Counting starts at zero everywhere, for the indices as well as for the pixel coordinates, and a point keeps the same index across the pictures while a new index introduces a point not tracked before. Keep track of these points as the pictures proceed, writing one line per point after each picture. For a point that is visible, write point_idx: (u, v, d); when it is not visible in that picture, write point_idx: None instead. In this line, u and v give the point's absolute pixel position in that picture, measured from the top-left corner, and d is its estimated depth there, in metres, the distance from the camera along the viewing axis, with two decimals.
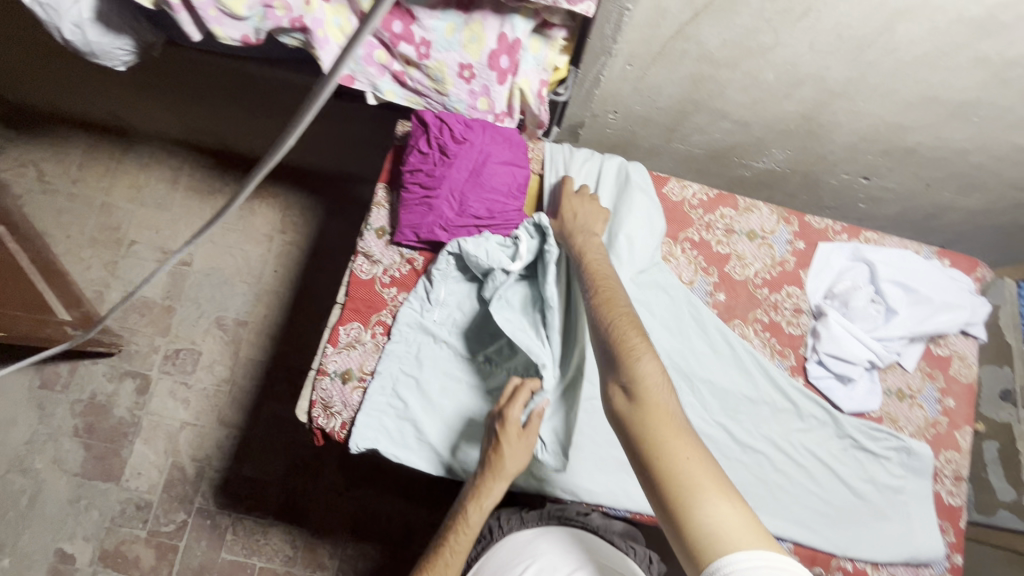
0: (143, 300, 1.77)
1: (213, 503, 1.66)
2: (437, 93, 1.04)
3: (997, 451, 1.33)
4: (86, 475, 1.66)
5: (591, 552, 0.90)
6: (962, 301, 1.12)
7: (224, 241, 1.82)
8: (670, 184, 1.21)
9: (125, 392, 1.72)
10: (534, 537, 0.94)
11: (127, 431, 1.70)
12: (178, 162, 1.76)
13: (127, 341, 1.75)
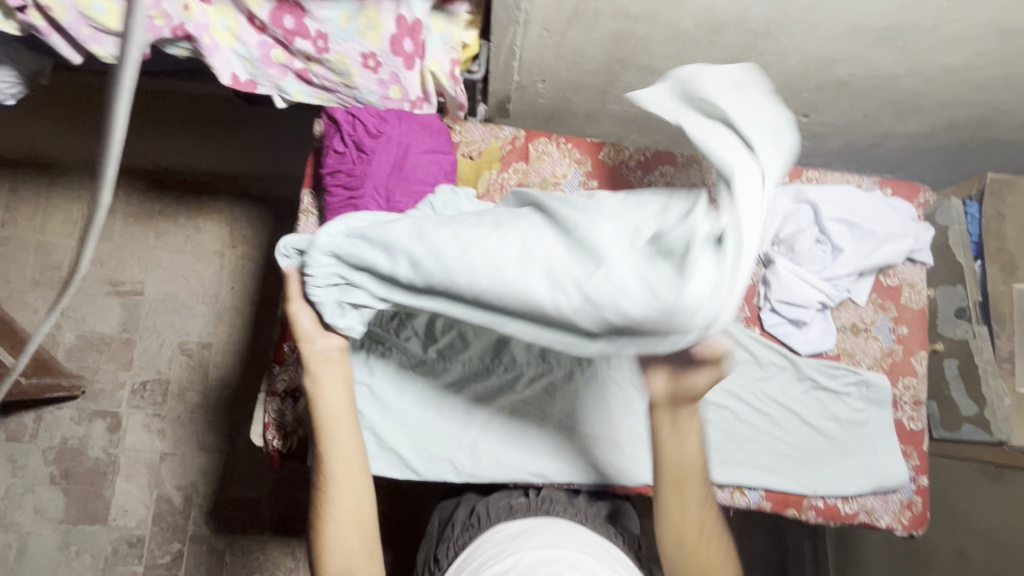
0: (99, 337, 1.70)
1: (207, 528, 1.65)
2: (346, 87, 0.99)
3: (956, 367, 1.37)
4: (72, 521, 1.63)
5: (589, 542, 0.85)
6: (906, 230, 1.12)
7: (173, 265, 1.75)
8: (605, 150, 1.17)
9: (96, 433, 1.67)
10: (527, 528, 0.88)
11: (106, 471, 1.66)
12: (117, 189, 1.73)
13: (90, 380, 1.69)
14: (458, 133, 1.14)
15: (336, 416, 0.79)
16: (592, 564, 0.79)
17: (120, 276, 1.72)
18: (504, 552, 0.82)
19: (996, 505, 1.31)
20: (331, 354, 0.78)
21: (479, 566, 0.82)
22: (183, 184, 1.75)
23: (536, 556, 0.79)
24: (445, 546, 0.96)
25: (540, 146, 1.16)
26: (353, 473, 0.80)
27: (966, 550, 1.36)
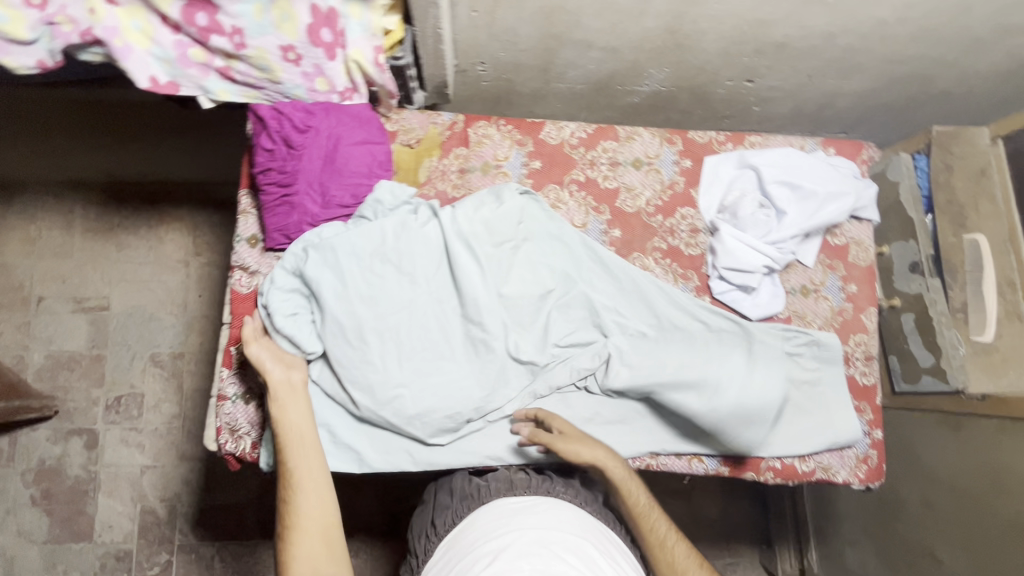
0: (68, 355, 1.68)
1: (193, 537, 1.65)
2: (270, 82, 0.97)
3: (913, 321, 1.39)
4: (57, 540, 1.63)
5: (585, 524, 0.91)
6: (846, 188, 1.13)
7: (139, 277, 1.72)
8: (546, 129, 1.16)
9: (74, 451, 1.66)
10: (527, 504, 0.93)
11: (87, 488, 1.65)
12: (70, 204, 1.73)
13: (63, 399, 1.67)
14: (395, 122, 1.12)
15: (297, 429, 0.90)
16: (588, 550, 0.85)
17: (84, 292, 1.70)
18: (505, 527, 0.87)
19: (957, 452, 1.33)
20: (294, 382, 0.93)
21: (482, 538, 0.87)
22: (142, 196, 1.74)
23: (535, 536, 0.84)
24: (443, 513, 0.98)
25: (480, 129, 1.15)
26: (316, 480, 0.87)
27: (932, 499, 1.39)
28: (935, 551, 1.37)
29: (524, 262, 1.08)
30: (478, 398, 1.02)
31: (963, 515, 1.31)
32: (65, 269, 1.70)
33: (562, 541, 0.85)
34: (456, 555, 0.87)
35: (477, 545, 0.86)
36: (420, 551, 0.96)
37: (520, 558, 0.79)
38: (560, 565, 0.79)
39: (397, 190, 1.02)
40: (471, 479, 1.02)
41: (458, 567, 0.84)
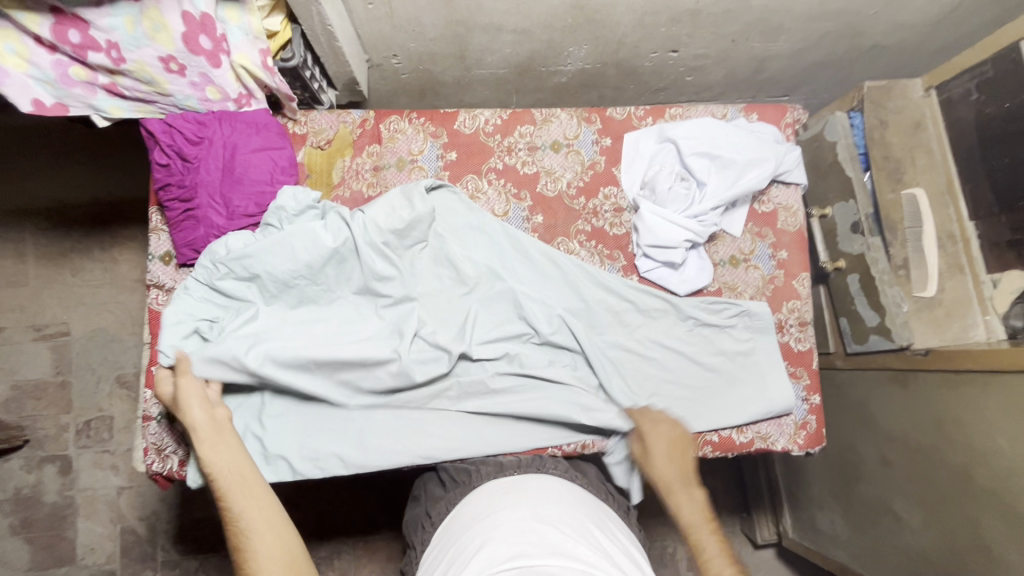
0: (32, 384, 1.67)
1: (175, 553, 1.66)
2: (160, 95, 0.95)
3: (858, 282, 1.36)
4: (41, 567, 1.64)
5: (578, 501, 0.90)
6: (765, 154, 1.11)
7: (95, 300, 1.69)
8: (460, 119, 1.14)
9: (48, 479, 1.66)
10: (518, 484, 0.92)
11: (65, 513, 1.65)
12: (18, 235, 1.68)
13: (32, 428, 1.67)
14: (303, 124, 1.10)
15: (242, 468, 0.85)
16: (584, 524, 0.83)
17: (43, 319, 1.68)
18: (499, 509, 0.85)
19: (909, 408, 1.32)
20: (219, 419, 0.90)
21: (475, 520, 0.85)
22: (90, 218, 1.69)
23: (530, 513, 0.83)
24: (437, 502, 0.97)
25: (392, 124, 1.13)
26: (268, 514, 0.80)
27: (888, 457, 1.38)
28: (894, 508, 1.36)
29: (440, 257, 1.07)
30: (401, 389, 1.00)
31: (918, 470, 1.30)
32: (22, 298, 1.67)
33: (560, 516, 0.84)
34: (448, 542, 0.85)
35: (472, 527, 0.83)
36: (416, 542, 0.95)
37: (520, 534, 0.77)
38: (559, 536, 0.78)
39: (300, 195, 0.99)
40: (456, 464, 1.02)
41: (451, 552, 0.82)
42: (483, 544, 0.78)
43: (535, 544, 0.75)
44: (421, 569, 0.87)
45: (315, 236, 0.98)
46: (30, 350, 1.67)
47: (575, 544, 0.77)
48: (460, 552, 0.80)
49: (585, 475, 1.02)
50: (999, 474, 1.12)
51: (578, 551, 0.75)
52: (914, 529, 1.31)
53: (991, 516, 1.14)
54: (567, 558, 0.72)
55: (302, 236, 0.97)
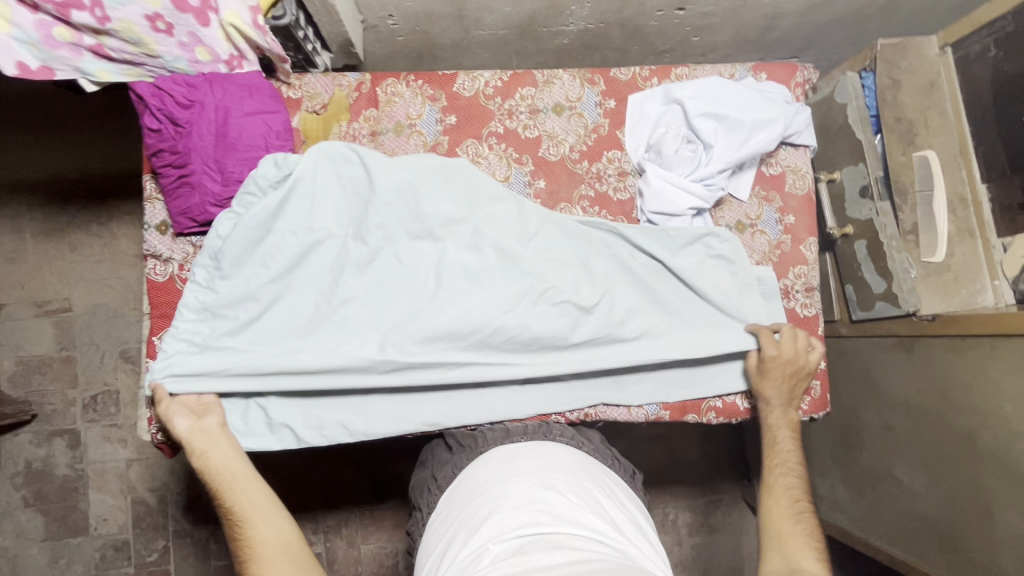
0: (38, 358, 1.67)
1: (186, 522, 1.69)
2: (147, 57, 0.92)
3: (865, 248, 1.34)
4: (56, 537, 1.67)
5: (584, 465, 0.91)
6: (775, 113, 1.07)
7: (97, 275, 1.68)
8: (459, 80, 1.10)
9: (58, 452, 1.67)
10: (524, 450, 0.93)
11: (77, 485, 1.68)
12: (15, 208, 1.66)
13: (40, 403, 1.67)
14: (298, 88, 1.07)
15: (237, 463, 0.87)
16: (590, 489, 0.86)
17: (44, 295, 1.67)
18: (507, 475, 0.86)
19: (913, 373, 1.31)
20: (210, 429, 0.90)
21: (484, 485, 0.86)
22: (88, 190, 1.66)
23: (537, 478, 0.85)
24: (443, 466, 0.98)
25: (389, 87, 1.09)
26: (266, 503, 0.83)
27: (891, 423, 1.38)
28: (895, 472, 1.37)
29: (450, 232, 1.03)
30: (450, 349, 0.98)
31: (920, 435, 1.30)
32: (22, 274, 1.66)
33: (567, 481, 0.86)
34: (457, 505, 0.87)
35: (481, 492, 0.85)
36: (421, 505, 0.97)
37: (529, 503, 0.80)
38: (565, 502, 0.81)
39: (281, 161, 0.94)
40: (462, 430, 1.03)
41: (460, 515, 0.84)
42: (491, 511, 0.80)
43: (545, 513, 0.79)
44: (429, 532, 0.89)
45: (303, 219, 0.97)
46: (34, 326, 1.67)
47: (583, 513, 0.80)
48: (468, 517, 0.82)
49: (590, 441, 1.02)
50: (1003, 437, 1.12)
51: (587, 520, 0.79)
52: (914, 492, 1.32)
53: (991, 477, 1.15)
54: (577, 528, 0.77)
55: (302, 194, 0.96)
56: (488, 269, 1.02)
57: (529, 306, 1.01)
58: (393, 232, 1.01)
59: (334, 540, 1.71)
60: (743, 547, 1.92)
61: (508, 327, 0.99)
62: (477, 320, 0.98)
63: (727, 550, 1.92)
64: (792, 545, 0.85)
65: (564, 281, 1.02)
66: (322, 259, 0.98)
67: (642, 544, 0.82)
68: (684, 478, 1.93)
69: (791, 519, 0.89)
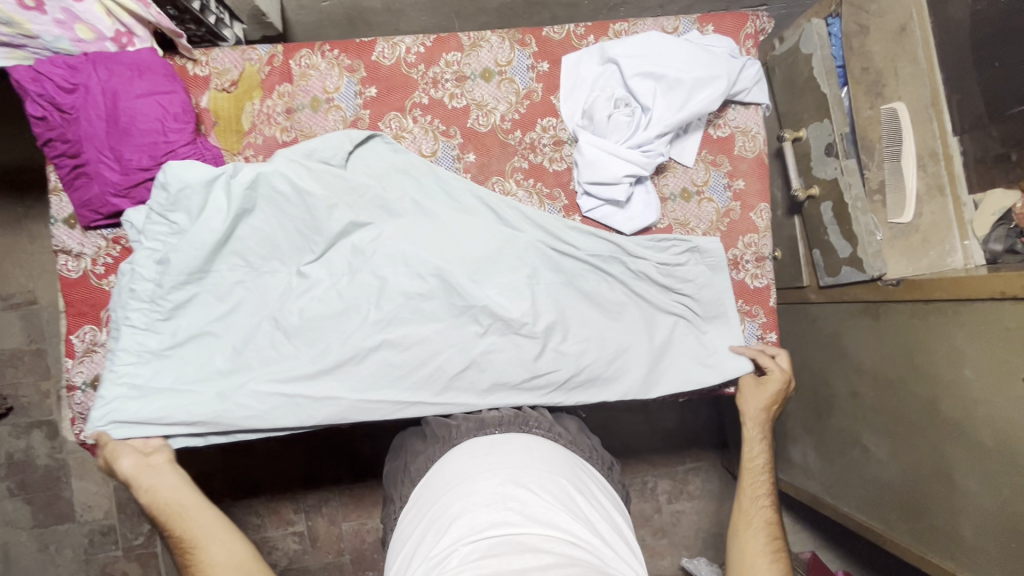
0: (9, 352, 1.62)
1: None
2: (25, 38, 0.84)
3: (831, 210, 1.26)
4: (44, 524, 1.65)
5: (561, 461, 0.83)
6: (717, 71, 0.99)
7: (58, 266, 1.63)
8: (377, 49, 1.02)
9: (38, 442, 1.65)
10: (497, 443, 0.85)
11: (59, 474, 1.65)
12: None
13: (15, 396, 1.63)
14: (205, 65, 1.00)
15: (183, 513, 0.81)
16: (566, 488, 0.78)
17: (7, 289, 1.61)
18: (478, 470, 0.79)
19: (878, 340, 1.26)
20: (154, 462, 0.86)
21: (453, 482, 0.79)
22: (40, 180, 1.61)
23: (509, 473, 0.77)
24: (416, 457, 0.90)
25: (303, 59, 1.01)
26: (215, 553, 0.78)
27: (857, 391, 1.33)
28: (862, 440, 1.32)
29: (390, 258, 0.96)
30: (387, 381, 0.94)
31: (886, 402, 1.25)
32: None
33: (541, 478, 0.78)
34: (427, 501, 0.80)
35: (450, 488, 0.78)
36: (394, 497, 0.90)
37: (499, 502, 0.72)
38: (538, 500, 0.73)
39: (177, 173, 0.87)
40: (441, 421, 0.94)
41: (427, 512, 0.78)
42: (460, 510, 0.73)
43: (516, 513, 0.71)
44: (397, 532, 0.82)
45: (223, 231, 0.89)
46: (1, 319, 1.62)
47: (559, 513, 0.72)
48: (436, 515, 0.75)
49: (568, 433, 0.94)
50: (960, 404, 1.08)
51: (561, 521, 0.71)
52: (880, 460, 1.28)
53: (957, 445, 1.10)
54: (550, 530, 0.69)
55: (211, 219, 0.88)
56: (429, 298, 0.96)
57: (474, 342, 0.96)
58: (328, 245, 0.95)
59: (315, 520, 1.69)
60: (725, 512, 1.92)
61: (451, 367, 0.95)
62: (420, 357, 0.95)
63: (708, 515, 1.92)
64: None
65: (509, 306, 0.96)
66: (250, 272, 0.93)
67: (619, 546, 0.74)
68: (666, 448, 1.91)
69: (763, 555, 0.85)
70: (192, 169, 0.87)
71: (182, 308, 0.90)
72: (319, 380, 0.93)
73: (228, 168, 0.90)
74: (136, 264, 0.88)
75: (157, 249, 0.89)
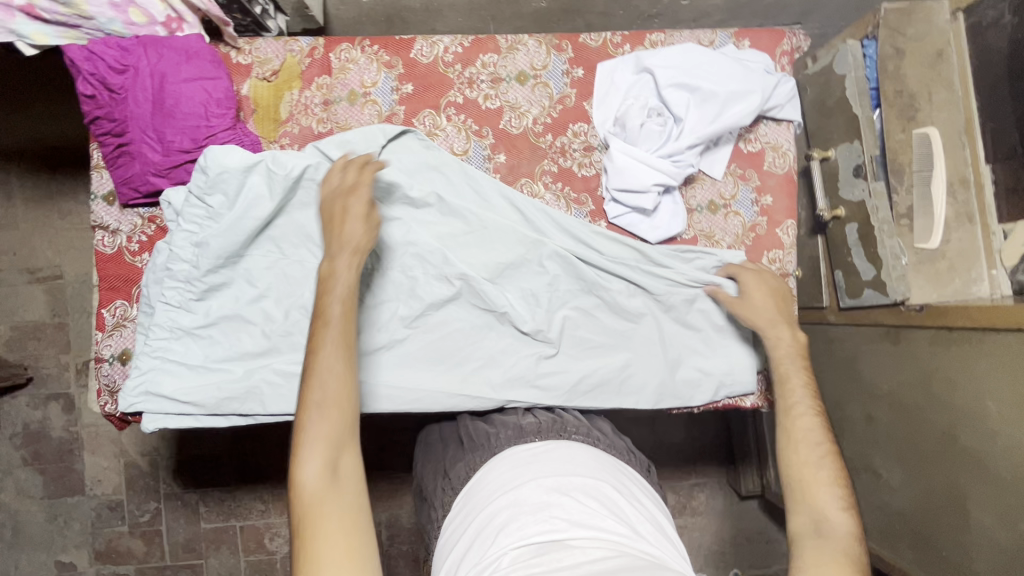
0: (32, 324, 1.66)
1: (177, 486, 1.69)
2: (82, 18, 0.89)
3: (856, 231, 1.25)
4: (54, 495, 1.68)
5: (601, 466, 0.84)
6: (752, 86, 1.00)
7: (87, 242, 1.67)
8: (416, 46, 1.04)
9: (54, 414, 1.67)
10: (538, 452, 0.86)
11: (72, 447, 1.68)
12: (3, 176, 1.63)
13: (36, 367, 1.67)
14: (248, 53, 1.02)
15: (339, 327, 0.75)
16: (607, 493, 0.79)
17: (36, 262, 1.65)
18: (522, 479, 0.79)
19: (898, 367, 1.24)
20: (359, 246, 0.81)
21: (498, 491, 0.79)
22: (76, 158, 1.65)
23: (553, 482, 0.78)
24: (455, 464, 0.91)
25: (343, 53, 1.03)
26: (339, 395, 0.72)
27: (873, 415, 1.32)
28: (874, 466, 1.32)
29: (419, 257, 0.98)
30: (405, 367, 0.97)
31: (903, 431, 1.24)
32: (13, 240, 1.64)
33: (582, 484, 0.78)
34: (471, 510, 0.80)
35: (495, 497, 0.78)
36: (435, 503, 0.90)
37: (545, 510, 0.73)
38: (583, 507, 0.74)
39: (220, 159, 0.89)
40: (475, 423, 0.97)
41: (472, 521, 0.78)
42: (509, 518, 0.73)
43: (563, 519, 0.72)
44: (442, 538, 0.83)
45: (259, 217, 0.91)
46: (29, 291, 1.65)
47: (605, 520, 0.73)
48: (482, 526, 0.75)
49: (605, 435, 0.95)
50: (983, 437, 1.06)
51: (606, 525, 0.72)
52: (891, 488, 1.27)
53: (972, 479, 1.08)
54: (597, 534, 0.70)
55: (251, 206, 0.91)
56: (456, 300, 0.99)
57: (496, 341, 1.00)
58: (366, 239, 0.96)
59: None
60: (728, 530, 1.90)
61: (471, 363, 0.98)
62: (447, 350, 0.98)
63: (710, 533, 1.90)
64: (816, 494, 0.82)
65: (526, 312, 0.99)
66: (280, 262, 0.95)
67: (664, 545, 0.75)
68: (673, 460, 1.90)
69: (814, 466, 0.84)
70: (231, 154, 0.89)
71: (216, 291, 0.93)
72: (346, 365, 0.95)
73: (263, 158, 0.91)
74: (174, 246, 0.91)
75: (194, 231, 0.91)
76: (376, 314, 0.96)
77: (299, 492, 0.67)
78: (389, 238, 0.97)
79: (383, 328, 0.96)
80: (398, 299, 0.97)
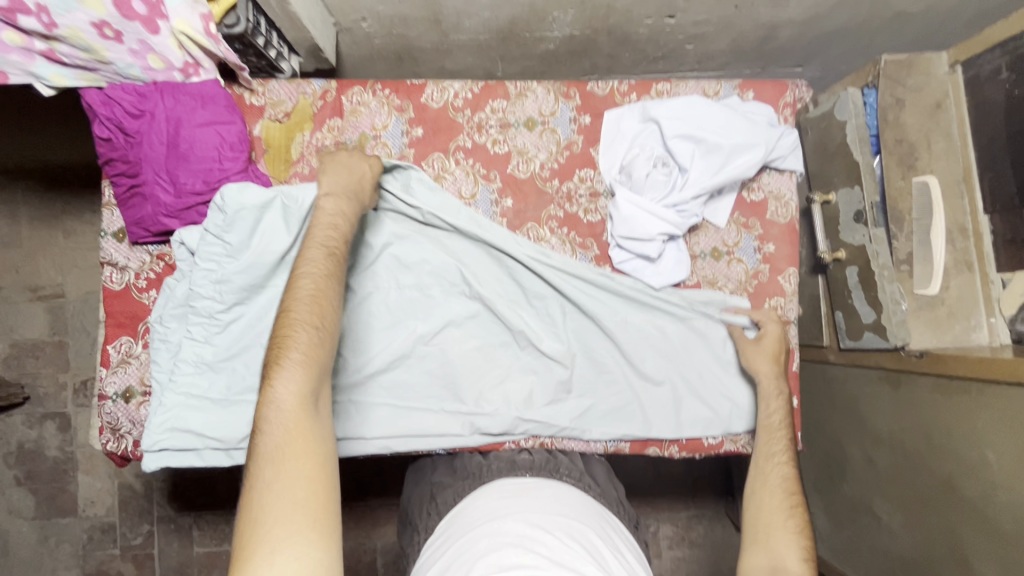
0: (32, 342, 1.65)
1: (171, 508, 1.67)
2: (100, 63, 0.90)
3: (856, 275, 1.24)
4: (45, 516, 1.66)
5: (587, 511, 0.84)
6: (755, 139, 1.01)
7: (90, 262, 1.67)
8: (427, 91, 1.06)
9: (49, 434, 1.66)
10: (528, 486, 0.87)
11: (66, 467, 1.66)
12: (8, 194, 1.63)
13: (32, 386, 1.66)
14: (261, 95, 1.04)
15: (329, 253, 0.77)
16: (591, 538, 0.78)
17: (38, 281, 1.65)
18: (508, 510, 0.80)
19: (897, 410, 1.25)
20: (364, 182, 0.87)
21: (483, 518, 0.80)
22: (82, 178, 1.65)
23: (540, 515, 0.79)
24: (444, 490, 0.93)
25: (355, 96, 1.05)
26: (325, 320, 0.72)
27: (874, 456, 1.32)
28: (873, 507, 1.32)
29: (435, 275, 1.02)
30: (414, 401, 1.01)
31: (902, 471, 1.24)
32: (16, 258, 1.64)
33: (568, 525, 0.78)
34: (454, 534, 0.80)
35: (479, 524, 0.79)
36: (420, 527, 0.90)
37: (526, 545, 0.72)
38: (566, 549, 0.72)
39: (237, 197, 0.90)
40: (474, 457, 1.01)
41: (451, 547, 0.78)
42: (489, 547, 0.72)
43: (544, 558, 0.69)
44: (419, 562, 0.82)
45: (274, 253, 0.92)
46: (30, 311, 1.65)
47: (586, 564, 0.71)
48: (462, 553, 0.74)
49: (597, 483, 0.96)
50: (984, 486, 1.06)
51: (587, 571, 0.70)
52: (891, 530, 1.27)
53: (971, 526, 1.09)
54: None
55: (268, 241, 0.91)
56: (474, 318, 1.03)
57: (513, 361, 1.03)
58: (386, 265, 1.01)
59: None
60: (726, 562, 1.88)
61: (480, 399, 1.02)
62: (457, 379, 1.02)
63: (708, 565, 1.87)
64: (773, 538, 0.85)
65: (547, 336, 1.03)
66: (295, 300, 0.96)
67: None
68: (672, 490, 1.89)
69: (780, 514, 0.87)
70: (247, 192, 0.90)
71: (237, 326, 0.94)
72: (364, 386, 1.00)
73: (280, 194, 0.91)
74: (194, 283, 0.91)
75: (212, 269, 0.92)
76: (398, 331, 1.01)
77: (273, 412, 0.66)
78: (405, 259, 1.01)
79: (401, 344, 1.00)
80: (418, 318, 1.01)
